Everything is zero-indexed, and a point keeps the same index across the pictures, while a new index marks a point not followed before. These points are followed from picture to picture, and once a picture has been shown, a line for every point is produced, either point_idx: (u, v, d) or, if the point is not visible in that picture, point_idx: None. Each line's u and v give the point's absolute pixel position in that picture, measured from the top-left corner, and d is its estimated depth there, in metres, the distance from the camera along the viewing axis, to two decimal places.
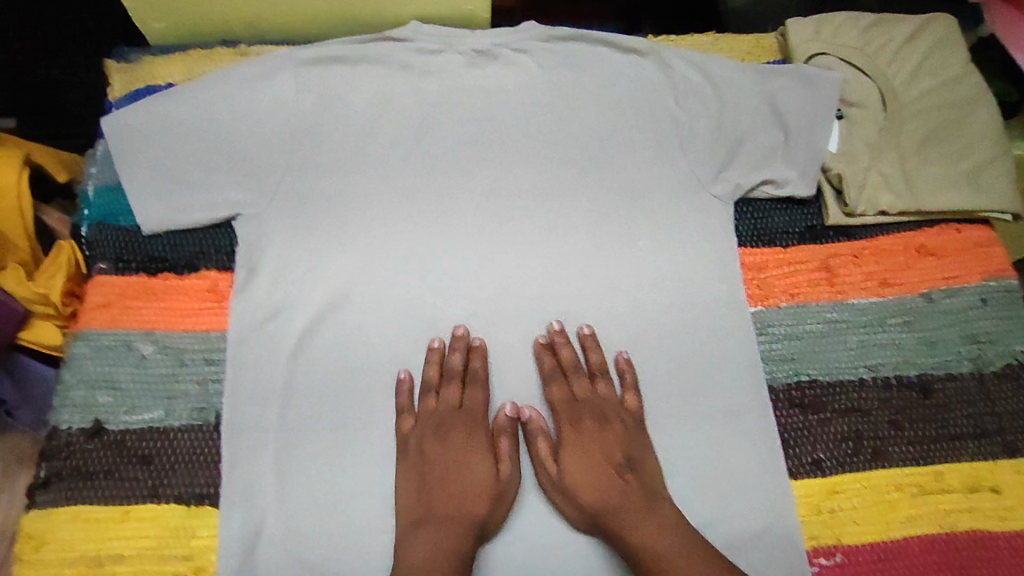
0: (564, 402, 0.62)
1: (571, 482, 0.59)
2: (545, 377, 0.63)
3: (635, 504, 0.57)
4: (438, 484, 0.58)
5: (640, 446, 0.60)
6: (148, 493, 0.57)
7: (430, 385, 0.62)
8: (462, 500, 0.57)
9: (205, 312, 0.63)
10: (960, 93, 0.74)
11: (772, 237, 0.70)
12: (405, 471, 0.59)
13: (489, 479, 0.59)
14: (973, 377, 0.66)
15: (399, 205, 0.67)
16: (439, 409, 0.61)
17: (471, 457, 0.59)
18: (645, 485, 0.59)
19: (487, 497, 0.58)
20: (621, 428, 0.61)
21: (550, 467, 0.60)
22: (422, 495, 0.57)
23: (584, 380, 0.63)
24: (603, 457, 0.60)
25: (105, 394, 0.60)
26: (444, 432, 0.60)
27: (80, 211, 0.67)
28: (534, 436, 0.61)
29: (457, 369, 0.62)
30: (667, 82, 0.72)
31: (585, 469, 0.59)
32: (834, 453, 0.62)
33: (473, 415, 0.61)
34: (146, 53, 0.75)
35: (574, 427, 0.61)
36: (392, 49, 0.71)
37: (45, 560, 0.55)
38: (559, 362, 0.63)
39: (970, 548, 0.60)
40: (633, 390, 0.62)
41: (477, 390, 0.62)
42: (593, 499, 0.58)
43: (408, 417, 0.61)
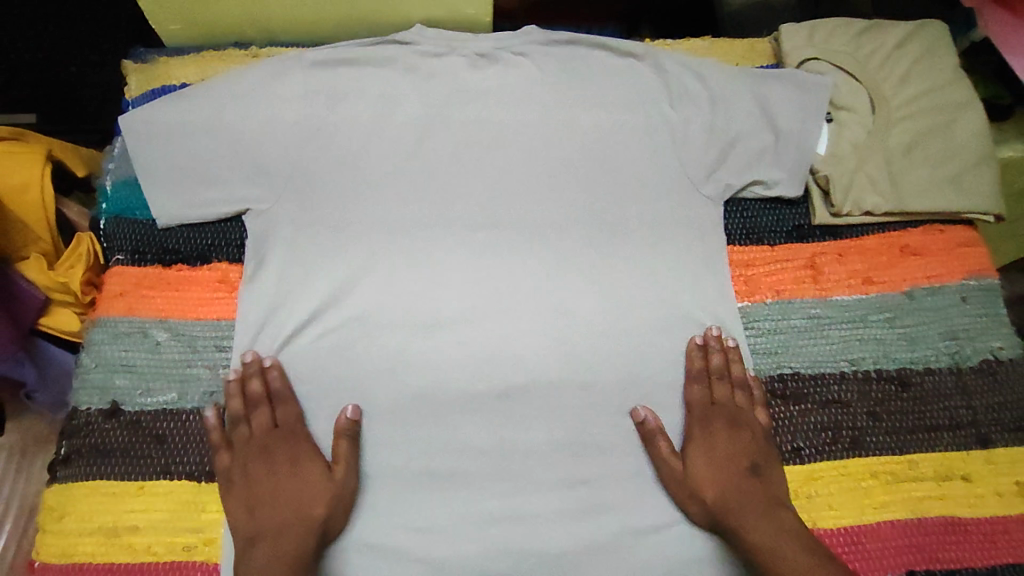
0: (700, 403, 0.65)
1: (693, 477, 0.62)
2: (690, 377, 0.66)
3: (757, 505, 0.60)
4: (270, 496, 0.59)
5: (768, 454, 0.63)
6: (161, 470, 0.61)
7: (235, 416, 0.62)
8: (297, 508, 0.59)
9: (217, 301, 0.67)
10: (947, 97, 0.76)
11: (761, 235, 0.73)
12: (234, 493, 0.60)
13: (323, 483, 0.60)
14: (950, 371, 0.68)
15: (399, 202, 0.70)
16: (255, 435, 0.62)
17: (293, 468, 0.61)
18: (768, 492, 0.61)
19: (324, 500, 0.59)
20: (752, 435, 0.64)
21: (674, 462, 0.63)
22: (256, 510, 0.59)
23: (726, 387, 0.66)
24: (733, 459, 0.63)
25: (122, 377, 0.63)
26: (265, 450, 0.61)
27: (99, 205, 0.70)
28: (654, 436, 0.64)
29: (258, 394, 0.62)
30: (662, 85, 0.75)
31: (712, 469, 0.62)
32: (813, 442, 0.65)
33: (290, 430, 0.62)
34: (162, 53, 0.78)
35: (706, 429, 0.64)
36: (397, 51, 0.74)
37: (66, 530, 0.59)
38: (707, 365, 0.66)
39: (940, 533, 0.63)
40: (764, 404, 0.66)
41: (288, 408, 0.63)
42: (716, 496, 0.61)
43: (224, 452, 0.61)
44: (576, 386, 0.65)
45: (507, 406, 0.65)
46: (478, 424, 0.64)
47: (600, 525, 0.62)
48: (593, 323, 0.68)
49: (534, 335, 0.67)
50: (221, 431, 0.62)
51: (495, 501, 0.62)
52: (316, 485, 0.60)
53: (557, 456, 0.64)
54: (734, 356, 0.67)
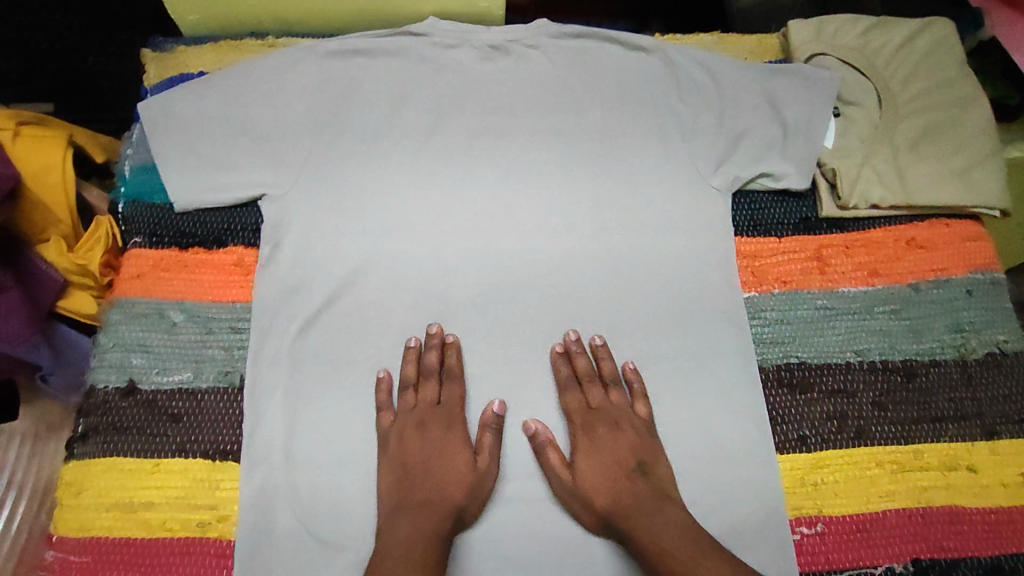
0: (578, 410, 0.65)
1: (585, 486, 0.61)
2: (560, 385, 0.65)
3: (645, 504, 0.60)
4: (425, 474, 0.61)
5: (649, 450, 0.63)
6: (176, 448, 0.62)
7: (408, 382, 0.65)
8: (441, 489, 0.60)
9: (233, 284, 0.68)
10: (954, 94, 0.77)
11: (768, 227, 0.74)
12: (397, 459, 0.62)
13: (465, 470, 0.61)
14: (956, 363, 0.69)
15: (414, 189, 0.71)
16: (419, 405, 0.64)
17: (449, 448, 0.62)
18: (656, 486, 0.61)
19: (465, 484, 0.61)
20: (635, 434, 0.63)
21: (565, 474, 0.62)
22: (404, 481, 0.61)
23: (599, 389, 0.65)
24: (613, 464, 0.62)
25: (139, 356, 0.65)
26: (424, 424, 0.63)
27: (118, 189, 0.72)
28: (545, 449, 0.63)
29: (432, 366, 0.65)
30: (671, 79, 0.76)
31: (601, 476, 0.62)
32: (820, 430, 0.66)
33: (450, 410, 0.64)
34: (181, 42, 0.80)
35: (589, 436, 0.64)
36: (412, 42, 0.75)
37: (84, 504, 0.60)
38: (575, 370, 0.66)
39: (945, 522, 0.63)
40: (642, 398, 0.65)
41: (455, 385, 0.65)
42: (607, 501, 0.60)
43: (389, 413, 0.64)
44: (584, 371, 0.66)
45: (516, 391, 0.66)
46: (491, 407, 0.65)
47: None
48: (604, 310, 0.69)
49: (545, 320, 0.68)
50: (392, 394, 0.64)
51: (507, 483, 0.63)
52: (462, 472, 0.61)
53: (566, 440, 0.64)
54: (599, 356, 0.66)
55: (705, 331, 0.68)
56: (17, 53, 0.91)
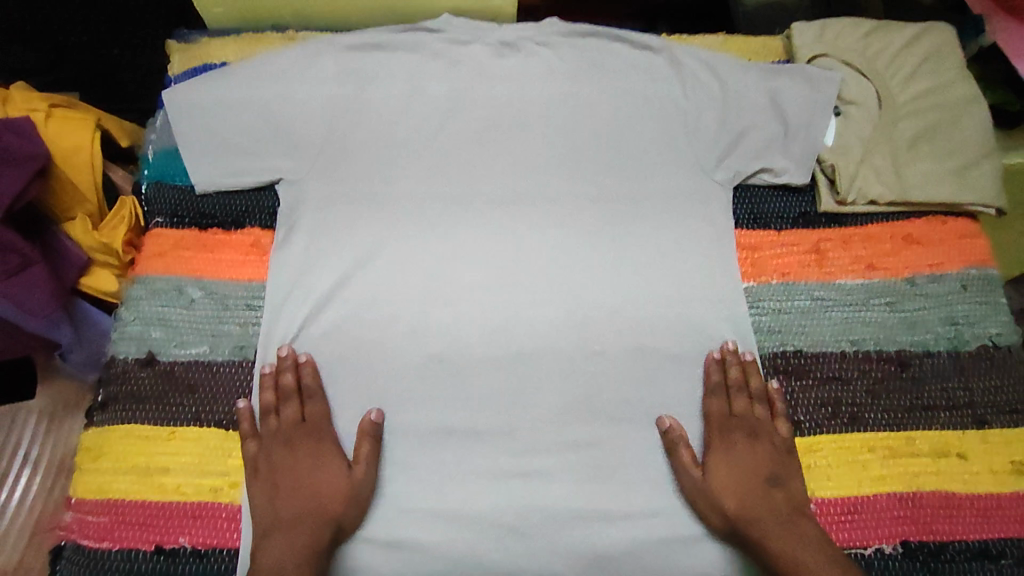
0: (719, 416, 0.66)
1: (716, 487, 0.63)
2: (707, 389, 0.68)
3: (777, 516, 0.61)
4: (303, 491, 0.61)
5: (788, 467, 0.64)
6: (192, 417, 0.64)
7: (268, 407, 0.65)
8: (313, 504, 0.61)
9: (249, 264, 0.71)
10: (952, 95, 0.79)
11: (767, 220, 0.76)
12: (266, 481, 0.62)
13: (340, 482, 0.62)
14: (949, 355, 0.71)
15: (423, 178, 0.74)
16: (285, 427, 0.64)
17: (317, 464, 0.63)
18: (791, 503, 0.62)
19: (342, 497, 0.61)
20: (772, 448, 0.65)
21: (694, 472, 0.64)
22: (274, 503, 0.61)
23: (745, 399, 0.67)
24: (751, 471, 0.64)
25: (158, 329, 0.67)
26: (291, 443, 0.63)
27: (142, 171, 0.75)
28: (676, 445, 0.65)
29: (290, 387, 0.65)
30: (676, 77, 0.78)
31: (732, 479, 0.64)
32: (813, 416, 0.68)
33: (316, 427, 0.64)
34: (205, 34, 0.83)
35: (727, 440, 0.66)
36: (426, 38, 0.78)
37: (103, 467, 0.62)
38: (725, 378, 0.68)
39: (935, 506, 0.65)
40: (785, 417, 0.67)
41: (316, 404, 0.65)
42: (737, 506, 0.62)
43: (251, 440, 0.63)
44: (584, 355, 0.68)
45: (517, 374, 0.68)
46: (492, 389, 0.67)
47: (605, 490, 0.65)
48: (605, 294, 0.71)
49: (547, 306, 0.70)
50: (252, 420, 0.64)
51: (509, 459, 0.65)
52: (333, 486, 0.62)
53: (567, 420, 0.66)
54: (751, 369, 0.68)
55: (703, 318, 0.70)
56: (47, 44, 0.96)
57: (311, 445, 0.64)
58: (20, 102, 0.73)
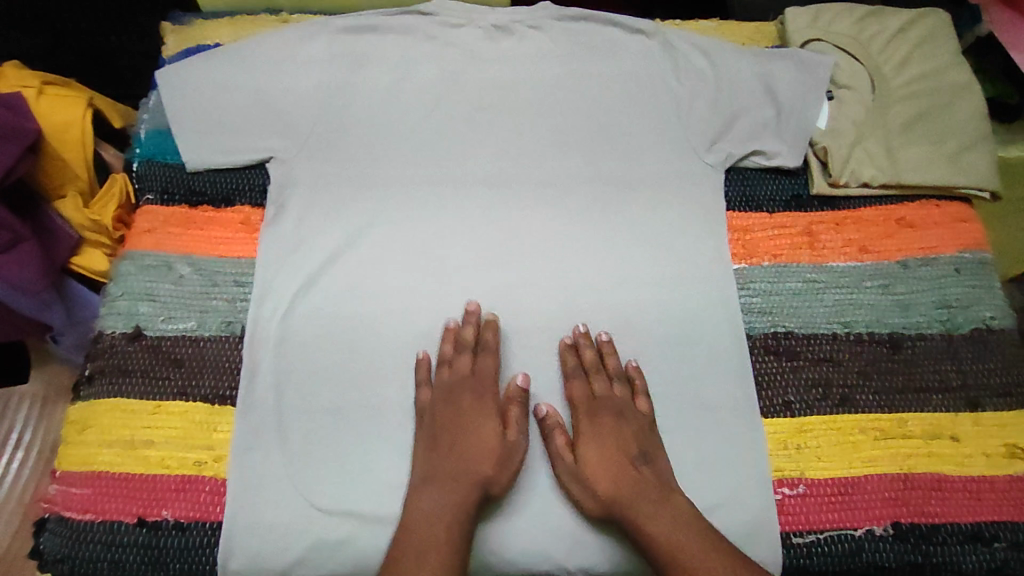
0: (583, 399, 0.65)
1: (589, 472, 0.61)
2: (567, 373, 0.66)
3: (651, 497, 0.60)
4: (461, 445, 0.62)
5: (655, 444, 0.63)
6: (177, 392, 0.64)
7: (444, 357, 0.66)
8: (469, 459, 0.61)
9: (238, 241, 0.71)
10: (946, 80, 0.79)
11: (759, 202, 0.75)
12: (429, 430, 0.62)
13: (497, 442, 0.62)
14: (942, 337, 0.70)
15: (416, 157, 0.74)
16: (456, 378, 0.65)
17: (477, 420, 0.63)
18: (660, 479, 0.61)
19: (495, 458, 0.61)
20: (637, 426, 0.63)
21: (568, 458, 0.62)
22: (435, 453, 0.61)
23: (603, 380, 0.65)
24: (618, 452, 0.62)
25: (146, 304, 0.67)
26: (453, 399, 0.64)
27: (133, 150, 0.75)
28: (552, 432, 0.63)
29: (469, 340, 0.66)
30: (668, 60, 0.78)
31: (604, 462, 0.62)
32: (804, 396, 0.67)
33: (482, 382, 0.65)
34: (199, 17, 0.83)
35: (592, 423, 0.64)
36: (420, 21, 0.79)
37: (87, 441, 0.62)
38: (582, 361, 0.66)
39: (926, 488, 0.64)
40: (645, 394, 0.65)
41: (488, 359, 0.66)
42: (609, 489, 0.60)
43: (423, 387, 0.65)
44: (576, 333, 0.68)
45: (510, 352, 0.67)
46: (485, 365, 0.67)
47: None
48: (597, 274, 0.70)
49: (541, 284, 0.70)
50: (427, 367, 0.65)
51: None
52: (490, 446, 0.62)
53: (558, 397, 0.66)
54: (606, 350, 0.66)
55: (695, 298, 0.70)
56: (47, 31, 0.95)
57: (472, 401, 0.64)
58: (13, 80, 0.73)
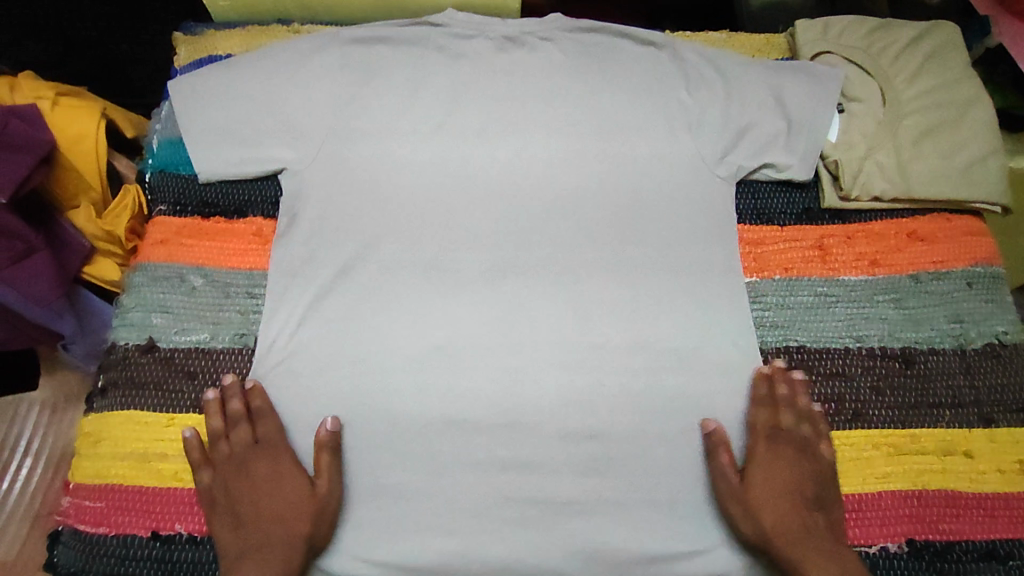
0: (764, 428, 0.65)
1: (754, 498, 0.62)
2: (756, 399, 0.66)
3: (815, 539, 0.60)
4: (265, 510, 0.60)
5: (831, 491, 0.63)
6: (191, 404, 0.65)
7: (217, 433, 0.63)
8: (280, 526, 0.59)
9: (250, 252, 0.71)
10: (958, 93, 0.79)
11: (770, 216, 0.76)
12: (229, 503, 0.61)
13: (304, 499, 0.60)
14: (955, 352, 0.70)
15: (425, 169, 0.74)
16: (236, 451, 0.62)
17: (277, 482, 0.61)
18: (832, 527, 0.61)
19: (307, 513, 0.60)
20: (817, 470, 0.63)
21: (733, 479, 0.63)
22: (239, 526, 0.59)
23: (793, 416, 0.65)
24: (792, 490, 0.63)
25: (158, 316, 0.67)
26: (246, 469, 0.62)
27: (146, 160, 0.75)
28: (717, 450, 0.64)
29: (239, 411, 0.63)
30: (679, 73, 0.78)
31: (773, 494, 0.62)
32: (816, 412, 0.67)
33: (269, 446, 0.63)
34: (211, 27, 0.83)
35: (770, 453, 0.64)
36: (429, 32, 0.78)
37: (100, 453, 0.62)
38: (773, 391, 0.66)
39: (941, 505, 0.64)
40: (828, 439, 0.65)
41: (268, 422, 0.63)
42: (776, 524, 0.61)
43: (206, 470, 0.62)
44: (584, 347, 0.68)
45: (515, 367, 0.67)
46: (491, 380, 0.66)
47: (603, 482, 0.64)
48: (605, 287, 0.70)
49: (548, 298, 0.70)
50: (203, 448, 0.62)
51: (506, 449, 0.64)
52: (298, 504, 0.60)
53: (567, 411, 0.66)
54: (799, 385, 0.66)
55: (705, 312, 0.70)
56: (58, 38, 0.95)
57: (262, 463, 0.62)
58: (27, 90, 0.73)
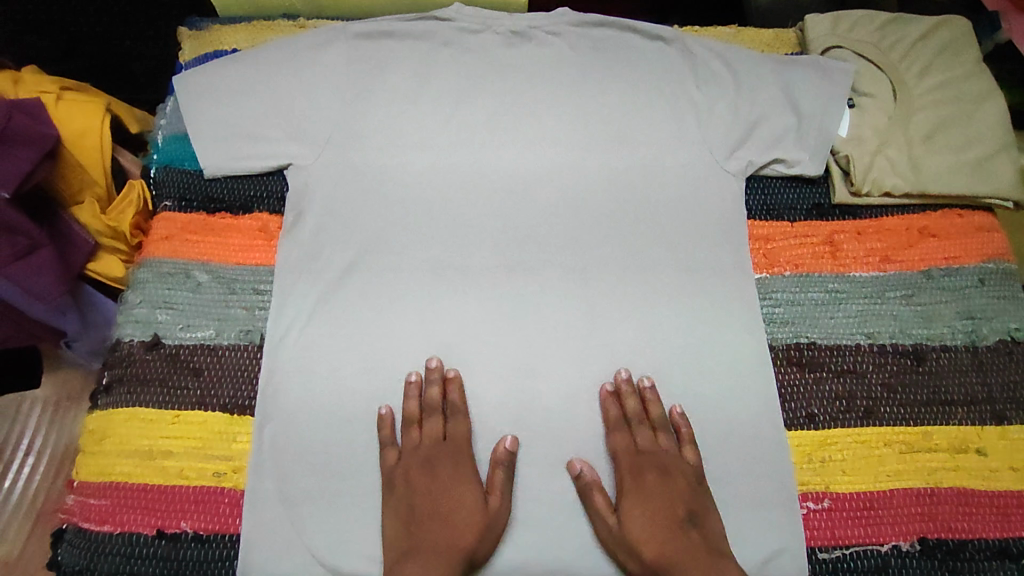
0: (626, 452, 0.64)
1: (632, 535, 0.60)
2: (609, 425, 0.64)
3: (697, 560, 0.58)
4: (444, 512, 0.60)
5: (703, 503, 0.61)
6: (195, 401, 0.63)
7: (411, 420, 0.64)
8: (453, 534, 0.59)
9: (256, 249, 0.70)
10: (969, 88, 0.78)
11: (780, 212, 0.75)
12: (410, 498, 0.61)
13: (477, 511, 0.60)
14: (967, 349, 0.69)
15: (436, 165, 0.73)
16: (423, 442, 0.63)
17: (460, 487, 0.61)
18: (710, 543, 0.60)
19: (476, 527, 0.59)
20: (684, 482, 0.62)
21: (610, 519, 0.61)
22: (415, 524, 0.60)
23: (648, 432, 0.64)
24: (665, 513, 0.61)
25: (164, 312, 0.67)
26: (432, 465, 0.62)
27: (150, 156, 0.75)
28: (590, 491, 0.61)
29: (435, 401, 0.64)
30: (688, 68, 0.77)
31: (649, 524, 0.60)
32: (827, 408, 0.66)
33: (458, 447, 0.63)
34: (216, 21, 0.83)
35: (637, 482, 0.62)
36: (437, 27, 0.78)
37: (105, 450, 0.62)
38: (625, 411, 0.64)
39: (954, 503, 0.63)
40: (693, 445, 0.64)
41: (459, 422, 0.64)
42: (656, 554, 0.59)
43: (394, 451, 0.63)
44: (596, 344, 0.67)
45: (528, 365, 0.66)
46: (503, 377, 0.66)
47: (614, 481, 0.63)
48: (615, 284, 0.70)
49: (561, 295, 0.69)
50: (395, 430, 0.63)
51: (519, 446, 0.63)
52: (472, 515, 0.60)
53: (577, 409, 0.65)
54: (648, 398, 0.65)
55: (717, 309, 0.69)
56: (61, 35, 0.95)
57: (458, 467, 0.63)
58: (31, 85, 0.73)
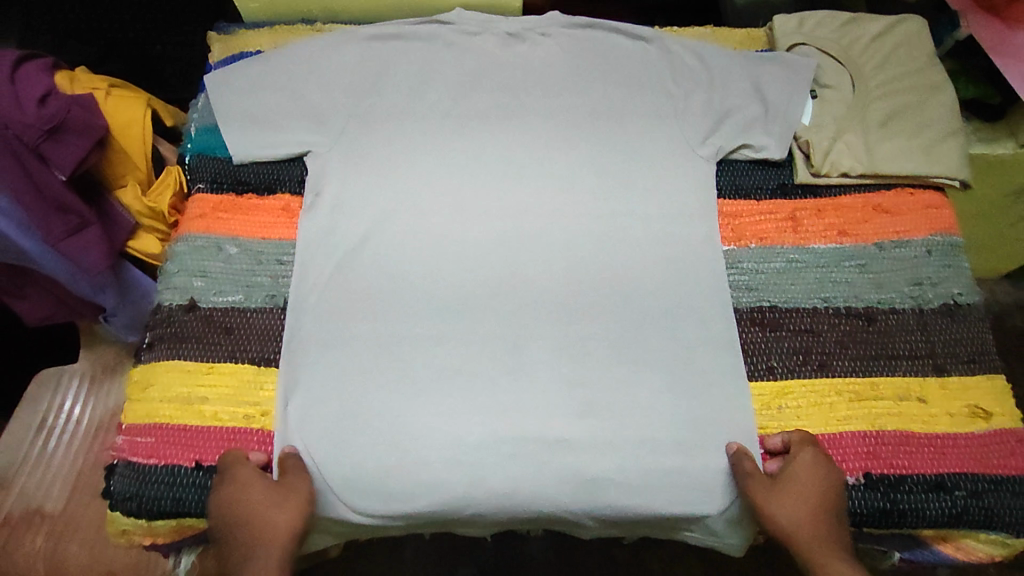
0: (800, 437, 0.70)
1: (785, 493, 0.66)
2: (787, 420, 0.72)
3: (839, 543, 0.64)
4: (240, 517, 0.63)
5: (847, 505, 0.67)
6: (228, 355, 0.73)
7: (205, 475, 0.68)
8: (259, 523, 0.63)
9: (279, 225, 0.80)
10: (922, 80, 0.86)
11: (748, 191, 0.83)
12: (218, 535, 0.64)
13: (273, 493, 0.65)
14: (913, 311, 0.77)
15: (438, 152, 0.82)
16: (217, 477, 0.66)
17: (241, 491, 0.64)
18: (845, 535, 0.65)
19: (280, 504, 0.64)
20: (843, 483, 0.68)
21: (764, 479, 0.67)
22: (232, 549, 0.63)
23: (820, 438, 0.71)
24: (825, 492, 0.66)
25: (199, 280, 0.76)
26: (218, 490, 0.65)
27: (185, 145, 0.84)
28: (745, 455, 0.69)
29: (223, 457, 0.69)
30: (666, 64, 0.86)
31: (806, 493, 0.66)
32: (786, 362, 0.74)
33: (239, 460, 0.67)
34: (243, 26, 0.93)
35: (811, 456, 0.68)
36: (440, 28, 0.87)
37: (149, 397, 0.71)
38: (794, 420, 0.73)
39: (896, 444, 0.71)
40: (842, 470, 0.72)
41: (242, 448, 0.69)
42: (805, 517, 0.64)
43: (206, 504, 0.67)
44: (579, 307, 0.75)
45: (516, 327, 0.74)
46: (496, 337, 0.74)
47: (591, 423, 0.71)
48: (596, 254, 0.78)
49: (547, 265, 0.77)
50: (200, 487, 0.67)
51: (511, 394, 0.72)
52: (270, 502, 0.64)
53: (561, 362, 0.73)
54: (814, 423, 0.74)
55: (689, 277, 0.77)
56: (99, 40, 1.06)
57: (230, 476, 0.65)
58: (84, 82, 0.82)
